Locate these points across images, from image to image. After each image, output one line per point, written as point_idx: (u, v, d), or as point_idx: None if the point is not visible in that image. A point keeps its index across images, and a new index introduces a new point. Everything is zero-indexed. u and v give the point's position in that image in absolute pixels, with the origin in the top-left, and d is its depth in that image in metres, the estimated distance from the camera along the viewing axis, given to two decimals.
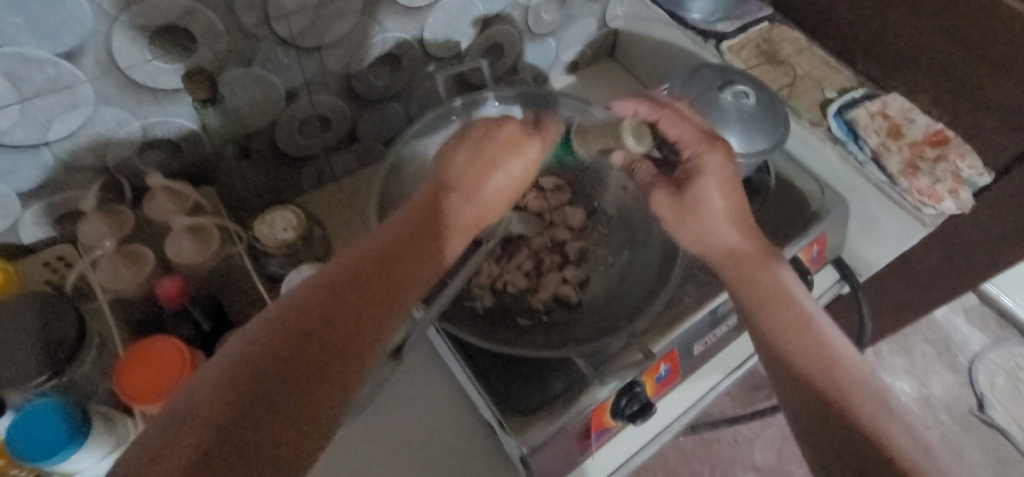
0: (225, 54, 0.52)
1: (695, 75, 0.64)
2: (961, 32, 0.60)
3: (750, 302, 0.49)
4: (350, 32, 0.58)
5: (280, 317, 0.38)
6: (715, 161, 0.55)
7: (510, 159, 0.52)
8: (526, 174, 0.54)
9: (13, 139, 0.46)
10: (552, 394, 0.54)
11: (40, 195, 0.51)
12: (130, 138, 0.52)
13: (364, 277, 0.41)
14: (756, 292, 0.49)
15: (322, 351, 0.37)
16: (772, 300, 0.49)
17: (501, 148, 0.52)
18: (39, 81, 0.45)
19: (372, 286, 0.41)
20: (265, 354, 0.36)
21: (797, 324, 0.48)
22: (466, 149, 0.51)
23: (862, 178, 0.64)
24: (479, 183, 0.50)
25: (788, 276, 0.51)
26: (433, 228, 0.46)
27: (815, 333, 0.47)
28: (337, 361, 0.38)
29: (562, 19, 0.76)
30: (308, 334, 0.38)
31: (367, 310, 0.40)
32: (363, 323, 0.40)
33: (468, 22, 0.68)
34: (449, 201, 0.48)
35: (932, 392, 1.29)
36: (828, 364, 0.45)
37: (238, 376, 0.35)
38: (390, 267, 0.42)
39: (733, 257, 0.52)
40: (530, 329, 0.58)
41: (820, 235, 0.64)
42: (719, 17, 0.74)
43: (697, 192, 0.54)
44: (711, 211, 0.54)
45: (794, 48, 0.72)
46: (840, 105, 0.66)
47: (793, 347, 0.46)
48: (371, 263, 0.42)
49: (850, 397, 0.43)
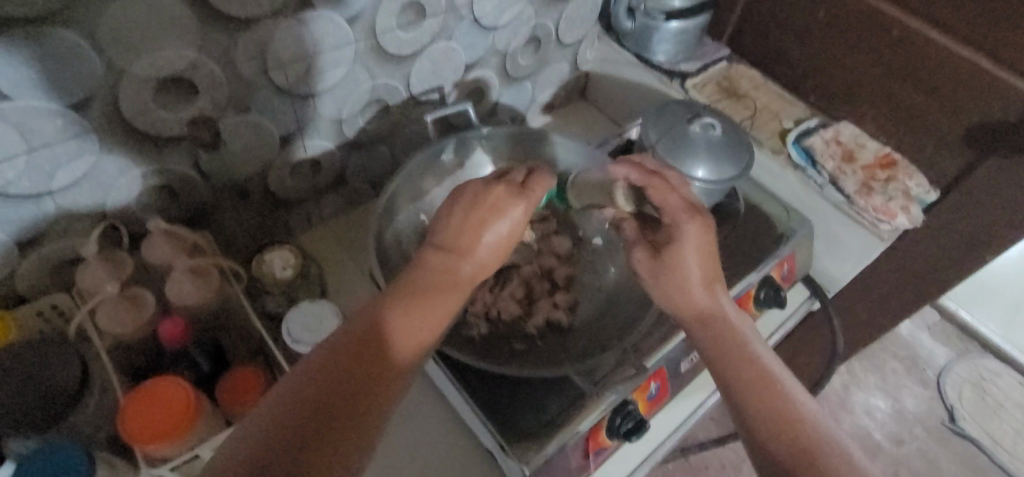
0: (225, 101, 0.55)
1: (665, 110, 0.70)
2: (898, 76, 0.72)
3: (716, 361, 0.46)
4: (342, 79, 0.62)
5: (282, 400, 0.39)
6: (694, 232, 0.50)
7: (501, 218, 0.49)
8: (515, 233, 0.49)
9: (18, 189, 0.48)
10: (548, 417, 0.54)
11: (39, 243, 0.53)
12: (130, 184, 0.55)
13: (364, 352, 0.41)
14: (722, 350, 0.46)
15: (327, 432, 0.38)
16: (737, 359, 0.45)
17: (490, 212, 0.48)
18: (48, 132, 0.47)
19: (372, 360, 0.41)
20: (269, 441, 0.37)
21: (763, 384, 0.43)
22: (458, 212, 0.48)
23: (823, 199, 0.73)
24: (471, 242, 0.48)
25: (752, 332, 0.47)
26: (430, 292, 0.45)
27: (782, 394, 0.43)
28: (343, 440, 0.38)
29: (537, 63, 0.83)
30: (303, 420, 0.38)
31: (369, 386, 0.40)
32: (367, 398, 0.40)
33: (452, 69, 0.72)
34: (443, 263, 0.47)
35: (905, 406, 1.39)
36: (794, 425, 0.41)
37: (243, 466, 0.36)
38: (387, 337, 0.43)
39: (699, 315, 0.48)
40: (525, 353, 0.57)
41: (789, 254, 0.71)
42: (683, 58, 0.86)
43: (671, 255, 0.50)
44: (687, 274, 0.49)
45: (751, 84, 0.84)
46: (797, 134, 0.77)
47: (758, 408, 0.42)
48: (370, 335, 0.42)
49: (820, 462, 0.39)
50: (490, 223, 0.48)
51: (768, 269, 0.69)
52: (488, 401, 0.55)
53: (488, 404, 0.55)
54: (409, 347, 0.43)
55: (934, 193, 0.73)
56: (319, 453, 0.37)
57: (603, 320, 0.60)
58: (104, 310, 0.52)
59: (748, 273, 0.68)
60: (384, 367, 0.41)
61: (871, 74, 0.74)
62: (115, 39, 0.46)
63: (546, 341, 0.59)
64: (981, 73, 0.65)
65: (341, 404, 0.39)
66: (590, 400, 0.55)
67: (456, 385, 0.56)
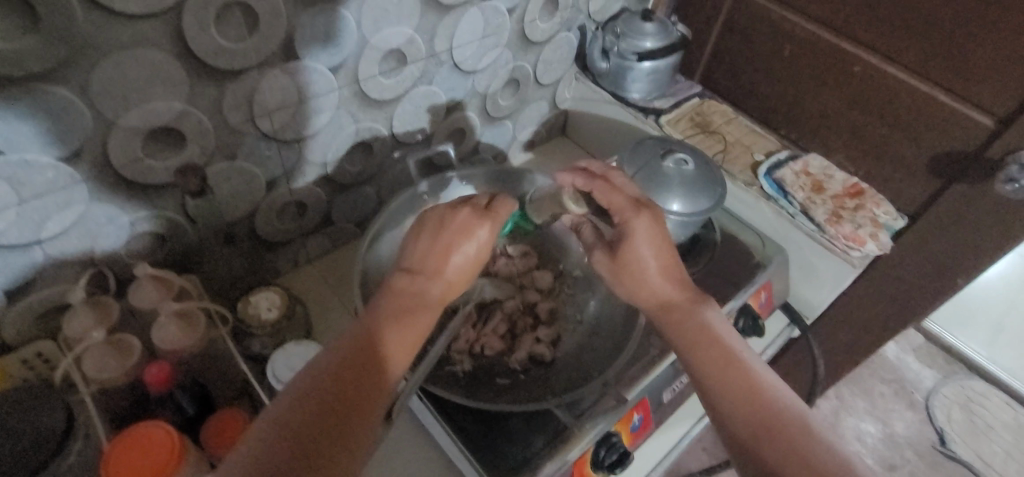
0: (212, 149, 0.57)
1: (640, 146, 0.73)
2: (860, 108, 0.75)
3: (681, 345, 0.48)
4: (327, 124, 0.64)
5: (277, 421, 0.39)
6: (645, 227, 0.52)
7: (465, 240, 0.50)
8: (481, 255, 0.51)
9: (8, 240, 0.50)
10: (533, 451, 0.55)
11: (25, 292, 0.54)
12: (119, 231, 0.56)
13: (354, 371, 0.42)
14: (686, 335, 0.49)
15: (327, 449, 0.38)
16: (702, 341, 0.48)
17: (455, 236, 0.50)
18: (38, 183, 0.48)
19: (363, 377, 0.42)
20: (269, 460, 0.37)
21: (726, 360, 0.46)
22: (426, 236, 0.50)
23: (795, 228, 0.75)
24: (441, 264, 0.49)
25: (715, 318, 0.50)
26: (412, 311, 0.47)
27: (745, 368, 0.46)
28: (342, 454, 0.39)
29: (517, 103, 0.86)
30: (301, 448, 0.38)
31: (363, 401, 0.41)
32: (361, 413, 0.41)
33: (433, 111, 0.75)
34: (414, 285, 0.48)
35: (896, 430, 1.39)
36: (760, 397, 0.44)
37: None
38: (375, 355, 0.44)
39: (663, 304, 0.51)
40: (509, 388, 0.58)
41: (766, 282, 0.73)
42: (657, 95, 0.89)
43: (629, 253, 0.52)
44: (643, 267, 0.52)
45: (723, 119, 0.87)
46: (768, 166, 0.80)
47: (725, 384, 0.45)
48: (359, 353, 0.43)
49: (785, 431, 0.42)
50: (461, 247, 0.50)
51: (745, 298, 0.70)
52: (474, 437, 0.55)
53: (473, 441, 0.55)
54: (395, 364, 0.45)
55: (901, 219, 0.75)
56: (320, 469, 0.38)
57: (585, 352, 0.61)
58: (90, 356, 0.52)
59: (726, 302, 0.70)
60: (374, 384, 0.42)
61: (835, 107, 0.78)
62: (106, 93, 0.47)
63: (529, 376, 0.59)
64: (937, 105, 0.69)
65: (336, 421, 0.40)
66: (574, 433, 0.56)
67: (442, 422, 0.56)
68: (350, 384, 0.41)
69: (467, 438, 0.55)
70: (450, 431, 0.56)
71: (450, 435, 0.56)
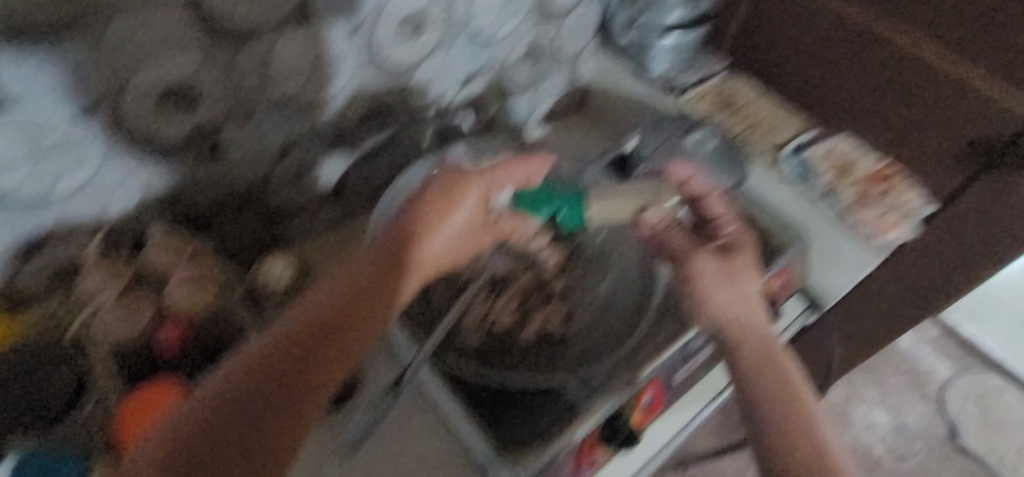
0: (224, 113, 0.56)
1: (658, 127, 0.72)
2: (896, 89, 0.72)
3: (747, 367, 0.54)
4: (341, 90, 0.63)
5: (242, 372, 0.44)
6: (706, 263, 0.59)
7: (461, 203, 0.53)
8: (472, 221, 0.53)
9: (21, 198, 0.49)
10: (540, 429, 0.55)
11: (38, 251, 0.53)
12: (131, 192, 0.56)
13: (317, 337, 0.46)
14: (753, 359, 0.54)
15: (284, 403, 0.43)
16: (763, 361, 0.54)
17: (446, 205, 0.52)
18: (50, 141, 0.48)
19: (325, 343, 0.46)
20: (230, 405, 0.43)
21: (783, 388, 0.52)
22: (433, 200, 0.52)
23: (818, 212, 0.74)
24: (427, 232, 0.52)
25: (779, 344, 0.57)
26: (391, 281, 0.50)
27: (797, 394, 0.52)
28: (302, 409, 0.44)
29: (535, 75, 0.84)
30: (276, 371, 0.44)
31: (326, 364, 0.46)
32: (326, 374, 0.46)
33: (450, 81, 0.74)
34: (404, 244, 0.51)
35: (906, 421, 1.38)
36: (808, 415, 0.51)
37: (206, 427, 0.42)
38: (347, 323, 0.48)
39: (729, 326, 0.56)
40: (518, 364, 0.58)
41: (785, 267, 0.71)
42: (682, 69, 0.87)
43: (695, 272, 0.59)
44: (705, 293, 0.58)
45: (746, 100, 0.84)
46: (794, 147, 0.78)
47: (774, 410, 0.51)
48: (332, 319, 0.47)
49: (829, 463, 0.48)
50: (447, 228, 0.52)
51: (763, 282, 0.69)
52: (484, 413, 0.56)
53: (482, 412, 0.56)
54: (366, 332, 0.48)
55: (930, 206, 0.73)
56: (274, 422, 0.43)
57: (599, 327, 0.60)
58: (103, 314, 0.53)
59: None
60: (337, 350, 0.46)
61: (869, 88, 0.74)
62: (119, 49, 0.46)
63: (539, 352, 0.59)
64: (979, 88, 0.66)
65: (299, 381, 0.45)
66: (581, 410, 0.56)
67: (451, 392, 0.58)
68: (313, 348, 0.46)
69: (473, 406, 0.57)
70: (458, 399, 0.57)
71: (458, 405, 0.57)
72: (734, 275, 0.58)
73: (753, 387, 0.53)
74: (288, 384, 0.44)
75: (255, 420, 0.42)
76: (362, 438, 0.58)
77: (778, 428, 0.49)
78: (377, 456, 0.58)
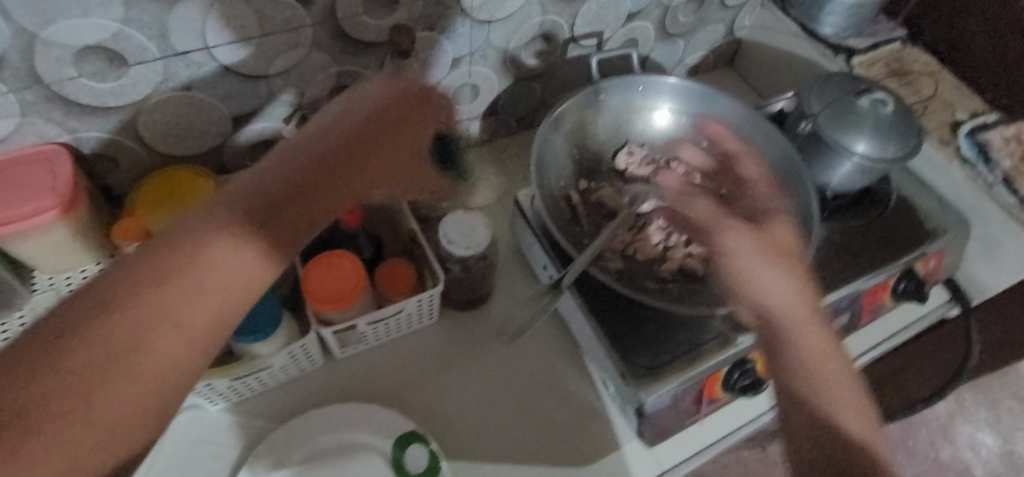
0: (418, 16, 0.60)
1: (827, 83, 0.67)
2: None
3: (806, 345, 0.48)
4: (518, 10, 0.66)
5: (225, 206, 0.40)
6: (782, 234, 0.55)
7: (414, 126, 0.51)
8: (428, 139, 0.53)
9: (245, 69, 0.56)
10: (668, 359, 0.57)
11: (247, 121, 0.61)
12: (327, 81, 0.61)
13: (313, 175, 0.44)
14: (808, 335, 0.48)
15: (268, 241, 0.40)
16: (796, 327, 0.48)
17: (394, 112, 0.50)
18: (277, 21, 0.53)
19: (312, 187, 0.44)
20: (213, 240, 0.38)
21: (819, 354, 0.47)
22: (387, 89, 0.51)
23: (992, 200, 0.70)
24: (414, 130, 0.51)
25: (783, 299, 0.50)
26: (372, 149, 0.48)
27: (835, 366, 0.47)
28: (278, 246, 0.41)
29: (696, 22, 0.82)
30: (286, 196, 0.42)
31: (306, 214, 0.43)
32: (312, 215, 0.43)
33: (616, 16, 0.74)
34: (390, 116, 0.50)
35: (1018, 448, 1.29)
36: (819, 393, 0.46)
37: (194, 255, 0.37)
38: (349, 163, 0.47)
39: (789, 308, 0.49)
40: (656, 292, 0.59)
41: (938, 251, 0.68)
42: (852, 33, 0.82)
43: (752, 263, 0.52)
44: (761, 279, 0.51)
45: (925, 69, 0.79)
46: (971, 128, 0.74)
47: (833, 398, 0.46)
48: (319, 164, 0.45)
49: (868, 451, 0.43)
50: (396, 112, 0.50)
51: (911, 263, 0.66)
52: (616, 334, 0.59)
53: (614, 334, 0.59)
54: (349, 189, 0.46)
55: None
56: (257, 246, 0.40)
57: None
58: None
59: (890, 263, 0.66)
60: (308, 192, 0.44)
61: None
62: None
63: (676, 287, 0.60)
64: None
65: (275, 222, 0.41)
66: (713, 349, 0.58)
67: (585, 311, 0.60)
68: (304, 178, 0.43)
69: (609, 331, 0.58)
70: (594, 322, 0.59)
71: (592, 325, 0.59)
72: (770, 274, 0.51)
73: (795, 343, 0.48)
74: (291, 206, 0.42)
75: (233, 249, 0.38)
76: (496, 331, 0.66)
77: (843, 455, 0.43)
78: (501, 361, 0.64)
